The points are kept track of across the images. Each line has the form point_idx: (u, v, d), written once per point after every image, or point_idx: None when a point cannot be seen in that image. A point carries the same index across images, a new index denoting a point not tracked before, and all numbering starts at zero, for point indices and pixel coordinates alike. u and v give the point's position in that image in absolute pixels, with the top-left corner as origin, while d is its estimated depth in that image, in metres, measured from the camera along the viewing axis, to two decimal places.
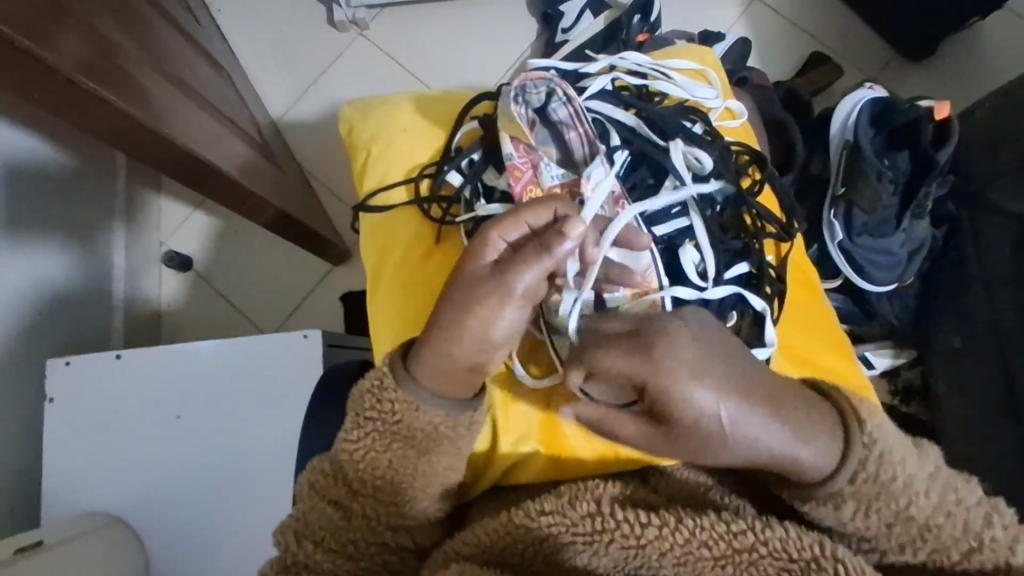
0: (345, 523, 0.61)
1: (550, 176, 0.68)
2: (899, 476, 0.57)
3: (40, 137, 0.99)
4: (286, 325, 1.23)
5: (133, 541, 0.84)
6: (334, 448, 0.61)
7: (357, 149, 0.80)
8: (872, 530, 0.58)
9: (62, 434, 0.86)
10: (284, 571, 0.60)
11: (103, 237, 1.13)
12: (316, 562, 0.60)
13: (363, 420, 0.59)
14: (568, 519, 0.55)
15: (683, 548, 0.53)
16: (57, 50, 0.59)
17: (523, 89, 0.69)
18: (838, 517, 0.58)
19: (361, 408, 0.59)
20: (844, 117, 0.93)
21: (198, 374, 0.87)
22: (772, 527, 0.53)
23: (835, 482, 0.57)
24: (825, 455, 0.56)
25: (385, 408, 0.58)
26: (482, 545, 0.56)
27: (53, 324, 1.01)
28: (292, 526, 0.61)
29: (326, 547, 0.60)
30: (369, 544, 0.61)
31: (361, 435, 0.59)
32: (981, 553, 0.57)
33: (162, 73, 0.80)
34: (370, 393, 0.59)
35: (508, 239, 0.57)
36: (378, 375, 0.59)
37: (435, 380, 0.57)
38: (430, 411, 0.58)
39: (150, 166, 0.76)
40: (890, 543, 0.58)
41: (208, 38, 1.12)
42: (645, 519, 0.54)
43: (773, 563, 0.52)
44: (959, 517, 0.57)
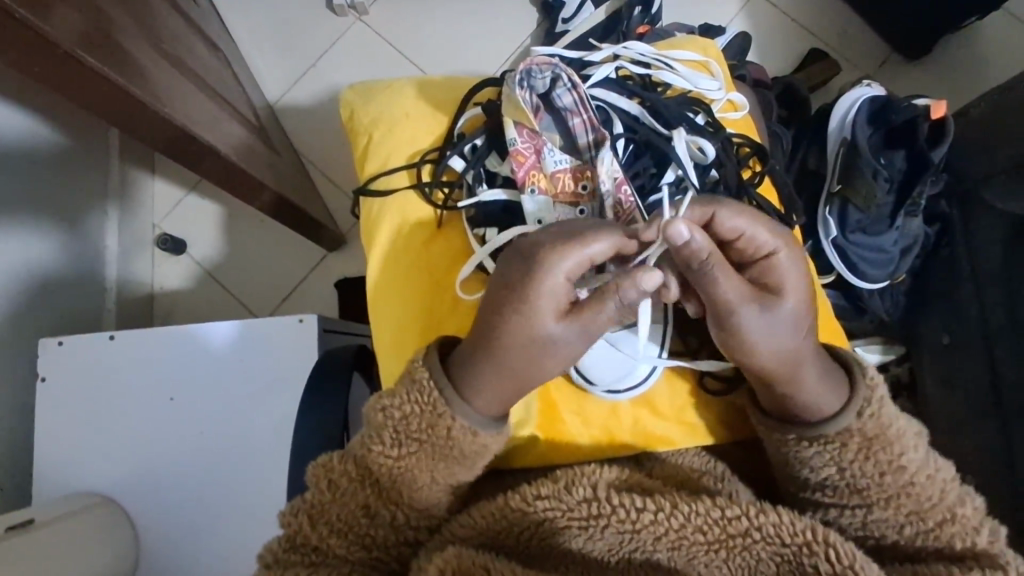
0: (369, 521, 0.60)
1: (552, 161, 0.69)
2: (892, 424, 0.59)
3: (32, 115, 0.97)
4: (280, 309, 1.23)
5: (124, 523, 0.84)
6: (360, 446, 0.60)
7: (358, 133, 0.80)
8: (846, 482, 0.59)
9: (52, 415, 0.86)
10: (293, 551, 0.59)
11: (95, 217, 1.12)
12: (330, 548, 0.59)
13: (406, 436, 0.58)
14: (564, 504, 0.56)
15: (678, 532, 0.54)
16: (57, 24, 0.58)
17: (529, 74, 0.69)
18: (827, 452, 0.59)
19: (407, 426, 0.58)
20: (843, 112, 0.94)
21: (192, 357, 0.86)
22: (766, 512, 0.54)
23: (841, 421, 0.59)
24: (825, 390, 0.59)
25: (440, 435, 0.58)
26: (478, 527, 0.57)
27: (41, 306, 1.00)
28: (305, 508, 0.60)
29: (341, 535, 0.60)
30: (387, 537, 0.60)
31: (402, 450, 0.58)
32: (952, 525, 0.57)
33: (160, 52, 0.80)
34: (421, 414, 0.58)
35: (564, 270, 0.54)
36: (428, 395, 0.58)
37: (485, 407, 0.58)
38: (484, 436, 0.59)
39: (147, 144, 0.75)
40: (874, 504, 0.58)
41: (205, 17, 1.11)
42: (640, 504, 0.55)
43: (766, 547, 0.53)
44: (937, 484, 0.58)
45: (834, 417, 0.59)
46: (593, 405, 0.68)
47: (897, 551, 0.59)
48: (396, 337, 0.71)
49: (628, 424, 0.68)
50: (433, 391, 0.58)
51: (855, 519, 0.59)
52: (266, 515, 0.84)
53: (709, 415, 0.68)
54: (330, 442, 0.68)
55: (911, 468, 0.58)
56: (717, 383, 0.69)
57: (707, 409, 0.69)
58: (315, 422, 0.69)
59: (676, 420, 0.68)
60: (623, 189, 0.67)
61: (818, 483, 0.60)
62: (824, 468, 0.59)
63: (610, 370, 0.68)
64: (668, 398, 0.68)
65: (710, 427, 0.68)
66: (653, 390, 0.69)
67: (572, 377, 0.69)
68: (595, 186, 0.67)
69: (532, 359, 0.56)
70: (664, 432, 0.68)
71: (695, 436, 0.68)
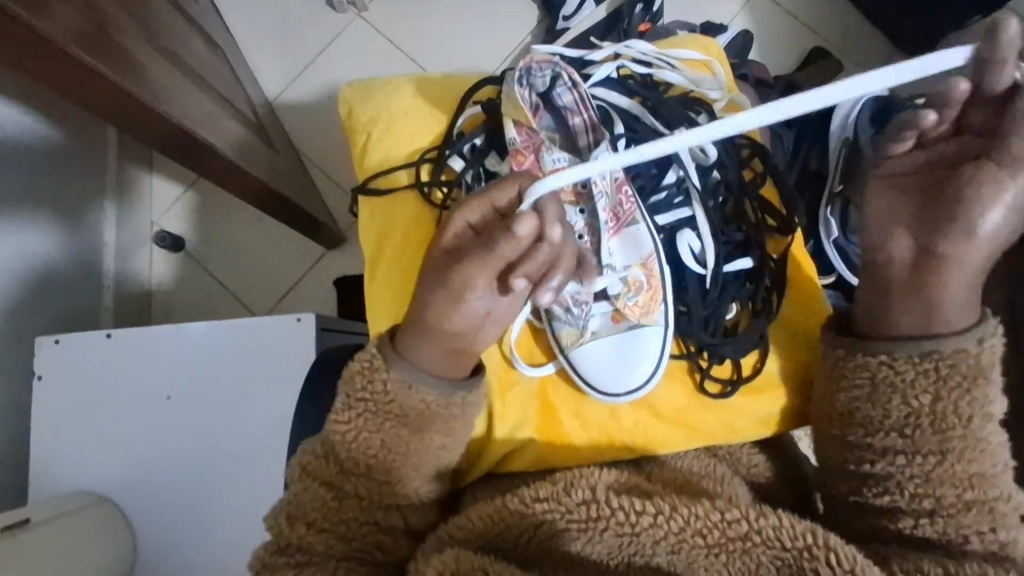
0: (337, 503, 0.59)
1: (551, 161, 0.67)
2: (988, 377, 0.59)
3: (31, 110, 0.96)
4: (278, 307, 1.22)
5: (121, 522, 0.83)
6: (326, 431, 0.60)
7: (356, 132, 0.79)
8: (921, 421, 0.59)
9: (48, 414, 0.85)
10: (279, 553, 0.58)
11: (93, 213, 1.12)
12: (309, 543, 0.58)
13: (354, 398, 0.59)
14: (563, 505, 0.56)
15: (678, 535, 0.54)
16: (53, 21, 0.58)
17: (529, 72, 0.69)
18: (923, 376, 0.60)
19: (353, 387, 0.60)
20: (845, 112, 0.92)
21: (190, 356, 0.86)
22: (766, 515, 0.54)
23: (960, 340, 0.59)
24: (960, 301, 0.60)
25: (378, 389, 0.59)
26: (476, 530, 0.56)
27: (39, 302, 0.99)
28: (283, 509, 0.59)
29: (320, 528, 0.58)
30: (361, 524, 0.59)
31: (354, 412, 0.59)
32: (1004, 504, 0.57)
33: (157, 49, 0.79)
34: (361, 372, 0.60)
35: (469, 219, 0.57)
36: (366, 355, 0.60)
37: (431, 367, 0.60)
38: (424, 392, 0.59)
39: (144, 142, 0.75)
40: (935, 459, 0.58)
41: (204, 13, 1.10)
42: (640, 507, 0.54)
43: (767, 551, 0.53)
44: (998, 463, 0.59)
45: (959, 335, 0.59)
46: (592, 407, 0.69)
47: (939, 529, 0.58)
48: None
49: (628, 426, 0.68)
50: (370, 351, 0.60)
51: (917, 475, 0.59)
52: (262, 514, 0.84)
53: (710, 415, 0.68)
54: None
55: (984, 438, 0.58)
56: (716, 387, 0.70)
57: (708, 411, 0.69)
58: (312, 422, 0.68)
59: (671, 420, 0.68)
60: (623, 191, 0.69)
61: (910, 413, 0.60)
62: (914, 398, 0.60)
63: (605, 372, 0.68)
64: (666, 401, 0.69)
65: (710, 429, 0.68)
66: (653, 394, 0.69)
67: (571, 379, 0.70)
68: (597, 188, 0.66)
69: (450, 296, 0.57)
70: (661, 432, 0.68)
71: (697, 439, 0.68)
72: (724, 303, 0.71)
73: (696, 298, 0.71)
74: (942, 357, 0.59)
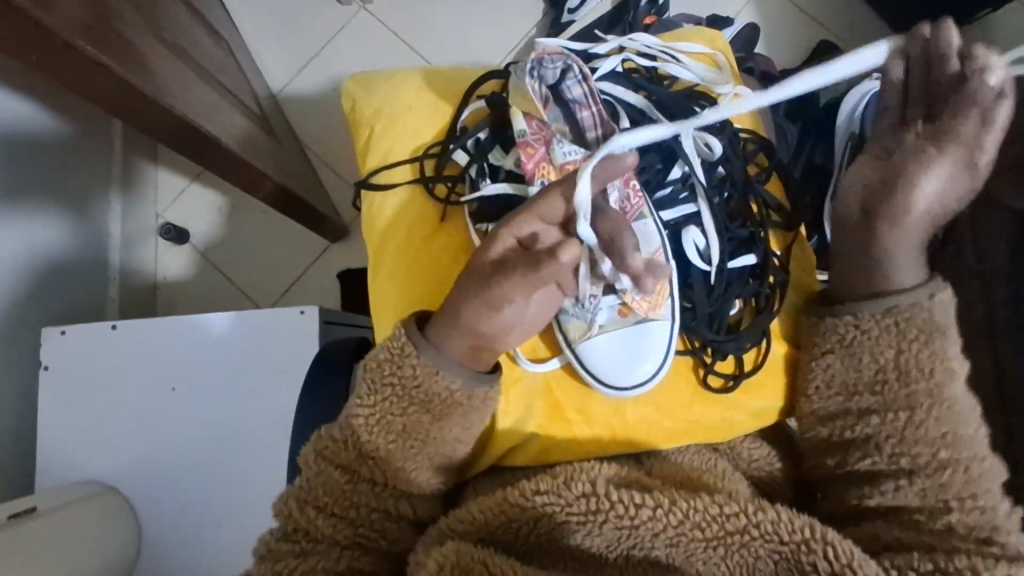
0: (350, 488, 0.59)
1: (561, 153, 0.67)
2: (947, 335, 0.63)
3: (37, 104, 0.97)
4: (282, 300, 1.23)
5: (126, 512, 0.84)
6: (345, 415, 0.61)
7: (360, 125, 0.79)
8: (885, 382, 0.63)
9: (54, 405, 0.86)
10: (284, 539, 0.58)
11: (99, 205, 1.12)
12: (318, 528, 0.58)
13: (380, 383, 0.60)
14: (563, 498, 0.56)
15: (676, 528, 0.54)
16: (56, 14, 0.58)
17: (540, 63, 0.67)
18: (885, 333, 0.64)
19: (380, 373, 0.60)
20: (851, 107, 0.91)
21: (194, 348, 0.86)
22: (764, 509, 0.54)
23: (914, 294, 0.64)
24: (908, 261, 0.66)
25: (407, 374, 0.60)
26: (477, 523, 0.57)
27: (45, 293, 1.00)
28: (294, 494, 0.59)
29: (328, 513, 0.59)
30: (370, 510, 0.60)
31: (377, 396, 0.60)
32: (979, 463, 0.60)
33: (161, 41, 0.79)
34: (390, 359, 0.60)
35: (515, 233, 0.59)
36: (398, 342, 0.60)
37: (456, 354, 0.61)
38: (449, 379, 0.60)
39: (148, 134, 0.75)
40: (903, 421, 0.62)
41: (208, 5, 1.10)
42: (639, 500, 0.55)
43: (764, 544, 0.53)
44: (971, 426, 0.61)
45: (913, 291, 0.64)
46: (598, 405, 0.69)
47: (914, 495, 0.60)
48: None
49: (632, 421, 0.68)
50: (403, 338, 0.60)
51: (888, 435, 0.62)
52: (265, 504, 0.85)
53: (713, 410, 0.69)
54: None
55: (945, 393, 0.62)
56: (718, 381, 0.71)
57: (711, 406, 0.69)
58: (315, 415, 0.69)
59: (678, 418, 0.68)
60: (632, 186, 0.68)
61: (875, 371, 0.64)
62: (880, 359, 0.64)
63: (614, 368, 0.68)
64: (671, 399, 0.69)
65: (712, 424, 0.68)
66: (658, 392, 0.70)
67: (576, 373, 0.70)
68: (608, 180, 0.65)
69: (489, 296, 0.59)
70: (665, 426, 0.68)
71: (697, 434, 0.68)
72: (729, 300, 0.70)
73: (700, 295, 0.70)
74: (899, 310, 0.64)
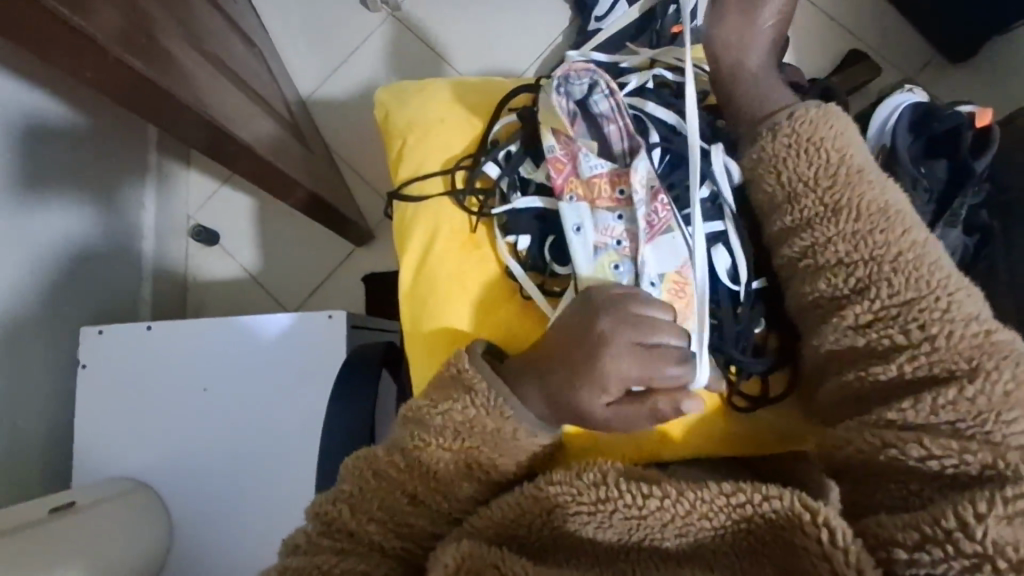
0: (411, 509, 0.60)
1: (589, 167, 0.69)
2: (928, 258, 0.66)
3: (71, 106, 1.00)
4: (309, 302, 1.25)
5: (158, 509, 0.87)
6: (414, 446, 0.61)
7: (392, 136, 0.81)
8: (804, 181, 0.66)
9: (91, 402, 0.89)
10: (326, 535, 0.58)
11: (133, 206, 1.16)
12: (366, 533, 0.58)
13: (468, 432, 0.61)
14: (575, 488, 0.56)
15: (684, 518, 0.53)
16: (103, 28, 0.61)
17: (567, 80, 0.69)
18: (791, 151, 0.67)
19: (471, 426, 0.61)
20: (883, 119, 0.86)
21: (225, 349, 0.89)
22: (769, 498, 0.52)
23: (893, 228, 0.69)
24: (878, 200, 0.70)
25: (507, 436, 0.62)
26: (496, 518, 0.57)
27: (82, 290, 1.03)
28: (342, 497, 0.60)
29: (381, 523, 0.59)
30: (423, 529, 0.59)
31: (465, 443, 0.61)
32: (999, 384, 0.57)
33: (199, 51, 0.82)
34: (482, 415, 0.62)
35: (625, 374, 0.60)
36: (492, 401, 0.62)
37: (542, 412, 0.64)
38: (542, 438, 0.63)
39: (185, 141, 0.77)
40: (839, 237, 0.63)
41: (242, 13, 1.12)
42: (646, 490, 0.55)
43: (769, 530, 0.53)
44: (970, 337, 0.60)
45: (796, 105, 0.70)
46: None
47: (834, 231, 0.64)
48: (433, 344, 0.72)
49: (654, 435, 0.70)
50: (498, 400, 0.62)
51: (817, 212, 0.65)
52: (294, 504, 0.86)
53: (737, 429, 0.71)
54: (358, 442, 0.70)
55: (844, 148, 0.67)
56: (744, 402, 0.72)
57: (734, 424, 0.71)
58: (344, 422, 0.70)
59: (698, 434, 0.71)
60: (660, 200, 0.68)
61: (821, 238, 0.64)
62: (801, 172, 0.67)
63: None
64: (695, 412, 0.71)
65: (735, 439, 0.71)
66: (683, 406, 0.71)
67: None
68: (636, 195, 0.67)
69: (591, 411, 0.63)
70: (687, 439, 0.71)
71: (717, 447, 0.71)
72: (754, 319, 0.70)
73: (726, 314, 0.69)
74: None
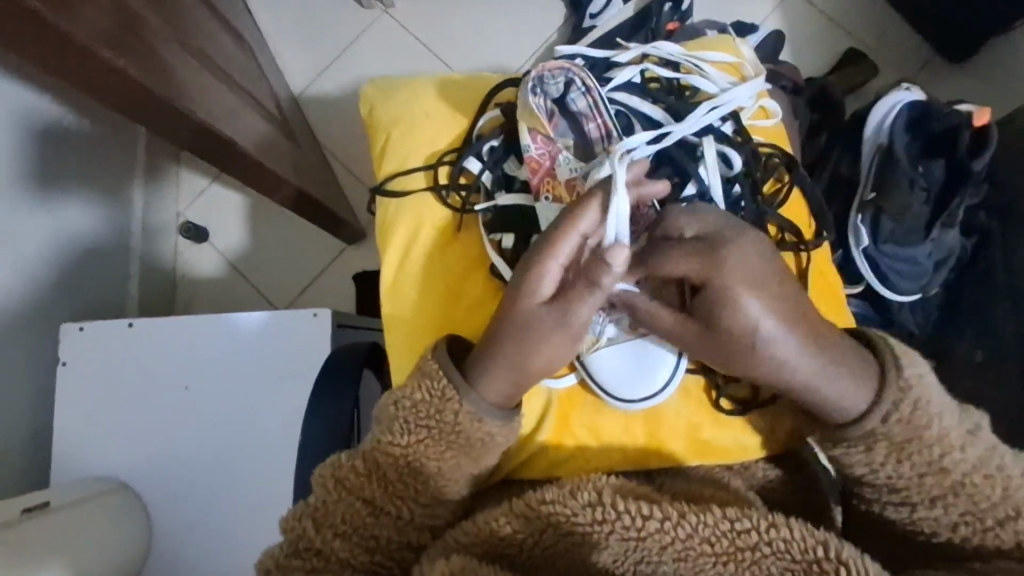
0: (372, 519, 0.58)
1: (566, 168, 0.68)
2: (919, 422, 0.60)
3: (60, 103, 0.99)
4: (299, 301, 1.23)
5: (137, 509, 0.85)
6: (370, 445, 0.60)
7: (377, 132, 0.79)
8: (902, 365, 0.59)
9: (71, 400, 0.87)
10: (295, 556, 0.57)
11: (121, 204, 1.14)
12: (333, 550, 0.57)
13: (414, 424, 0.59)
14: (568, 508, 0.55)
15: (684, 543, 0.52)
16: (81, 20, 0.59)
17: (541, 81, 0.68)
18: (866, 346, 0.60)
19: (418, 415, 0.59)
20: (879, 118, 0.85)
21: (208, 349, 0.87)
22: (777, 526, 0.51)
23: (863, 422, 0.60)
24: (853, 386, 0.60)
25: (447, 420, 0.59)
26: (481, 535, 0.55)
27: (66, 291, 1.01)
28: (309, 513, 0.58)
29: (345, 536, 0.58)
30: (389, 541, 0.58)
31: (410, 437, 0.59)
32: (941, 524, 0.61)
33: (184, 45, 0.80)
34: (430, 402, 0.60)
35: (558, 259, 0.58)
36: (439, 385, 0.60)
37: (493, 396, 0.60)
38: (490, 424, 0.60)
39: (168, 137, 0.76)
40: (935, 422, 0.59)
41: (233, 9, 1.11)
42: (647, 512, 0.53)
43: (777, 562, 0.51)
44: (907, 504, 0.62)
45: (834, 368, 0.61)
46: (607, 418, 0.70)
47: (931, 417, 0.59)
48: (408, 342, 0.71)
49: (640, 436, 0.69)
50: (444, 382, 0.60)
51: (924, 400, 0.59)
52: (276, 506, 0.85)
53: (728, 433, 0.68)
54: (338, 443, 0.68)
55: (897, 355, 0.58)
56: (730, 405, 0.70)
57: (724, 431, 0.69)
58: (324, 423, 0.68)
59: (687, 437, 0.69)
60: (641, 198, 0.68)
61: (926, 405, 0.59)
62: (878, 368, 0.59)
63: (624, 381, 0.68)
64: (679, 414, 0.69)
65: (726, 446, 0.68)
66: (665, 406, 0.69)
67: (589, 387, 0.71)
68: None
69: (525, 352, 0.59)
70: (674, 446, 0.69)
71: (705, 454, 0.69)
72: None
73: None
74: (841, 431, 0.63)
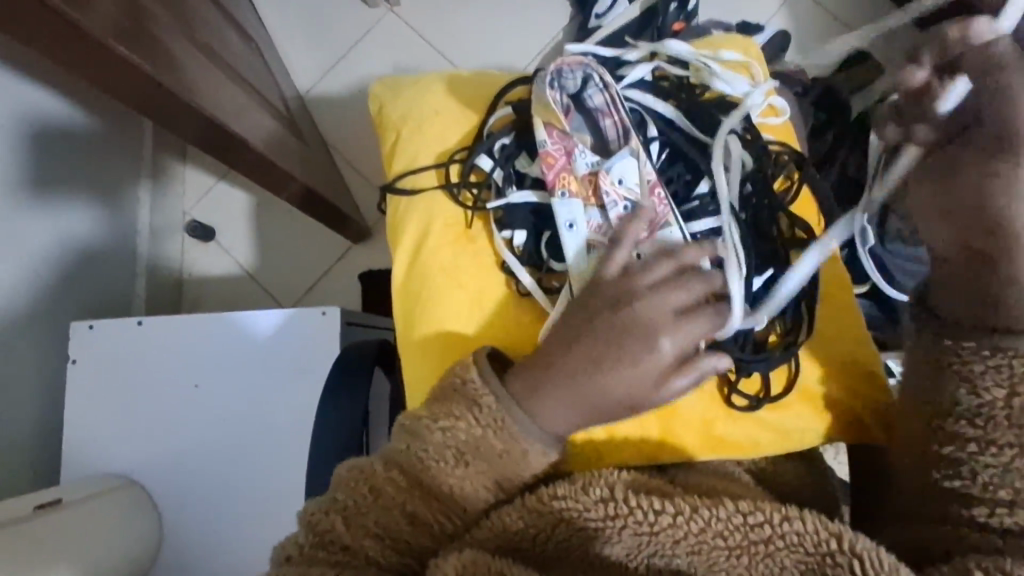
0: (412, 527, 0.56)
1: (583, 164, 0.68)
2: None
3: (67, 100, 0.99)
4: (305, 299, 1.24)
5: (147, 505, 0.86)
6: (415, 456, 0.58)
7: (388, 129, 0.80)
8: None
9: (80, 396, 0.88)
10: (320, 547, 0.55)
11: (127, 202, 1.14)
12: (362, 548, 0.55)
13: (473, 454, 0.58)
14: (581, 503, 0.55)
15: (698, 537, 0.52)
16: (94, 18, 0.60)
17: (560, 74, 0.70)
18: None
19: (474, 446, 0.58)
20: None
21: (217, 346, 0.87)
22: (790, 519, 0.51)
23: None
24: None
25: (513, 455, 0.58)
26: (496, 530, 0.56)
27: (73, 288, 1.02)
28: (338, 507, 0.57)
29: (377, 536, 0.56)
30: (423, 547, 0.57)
31: (469, 468, 0.58)
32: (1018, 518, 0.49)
33: (193, 43, 0.81)
34: (488, 431, 0.58)
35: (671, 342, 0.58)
36: (493, 416, 0.59)
37: (553, 425, 0.59)
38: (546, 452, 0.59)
39: (178, 134, 0.76)
40: None
41: (239, 7, 1.12)
42: (658, 506, 0.53)
43: (790, 555, 0.51)
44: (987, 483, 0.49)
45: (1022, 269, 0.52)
46: None
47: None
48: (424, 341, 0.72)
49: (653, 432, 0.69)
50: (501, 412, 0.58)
51: None
52: (285, 503, 0.85)
53: (741, 429, 0.69)
54: (349, 439, 0.68)
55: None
56: (743, 401, 0.70)
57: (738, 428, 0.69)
58: (336, 420, 0.69)
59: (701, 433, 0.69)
60: (656, 194, 0.66)
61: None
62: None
63: None
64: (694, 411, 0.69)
65: (739, 441, 0.69)
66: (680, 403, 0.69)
67: None
68: (609, 197, 0.66)
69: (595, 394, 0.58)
70: (686, 440, 0.69)
71: (720, 450, 0.69)
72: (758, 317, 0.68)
73: None
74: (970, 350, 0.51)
